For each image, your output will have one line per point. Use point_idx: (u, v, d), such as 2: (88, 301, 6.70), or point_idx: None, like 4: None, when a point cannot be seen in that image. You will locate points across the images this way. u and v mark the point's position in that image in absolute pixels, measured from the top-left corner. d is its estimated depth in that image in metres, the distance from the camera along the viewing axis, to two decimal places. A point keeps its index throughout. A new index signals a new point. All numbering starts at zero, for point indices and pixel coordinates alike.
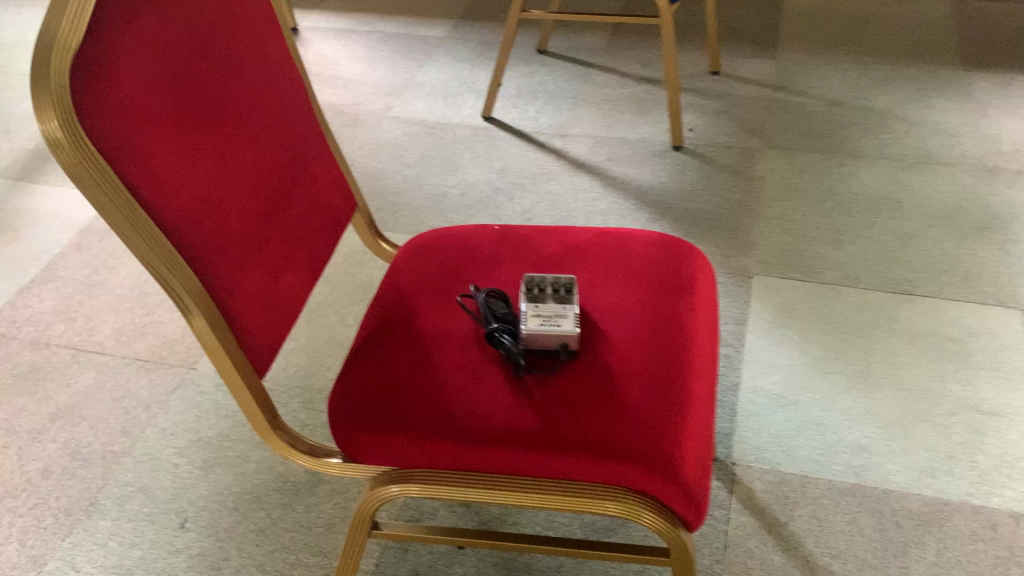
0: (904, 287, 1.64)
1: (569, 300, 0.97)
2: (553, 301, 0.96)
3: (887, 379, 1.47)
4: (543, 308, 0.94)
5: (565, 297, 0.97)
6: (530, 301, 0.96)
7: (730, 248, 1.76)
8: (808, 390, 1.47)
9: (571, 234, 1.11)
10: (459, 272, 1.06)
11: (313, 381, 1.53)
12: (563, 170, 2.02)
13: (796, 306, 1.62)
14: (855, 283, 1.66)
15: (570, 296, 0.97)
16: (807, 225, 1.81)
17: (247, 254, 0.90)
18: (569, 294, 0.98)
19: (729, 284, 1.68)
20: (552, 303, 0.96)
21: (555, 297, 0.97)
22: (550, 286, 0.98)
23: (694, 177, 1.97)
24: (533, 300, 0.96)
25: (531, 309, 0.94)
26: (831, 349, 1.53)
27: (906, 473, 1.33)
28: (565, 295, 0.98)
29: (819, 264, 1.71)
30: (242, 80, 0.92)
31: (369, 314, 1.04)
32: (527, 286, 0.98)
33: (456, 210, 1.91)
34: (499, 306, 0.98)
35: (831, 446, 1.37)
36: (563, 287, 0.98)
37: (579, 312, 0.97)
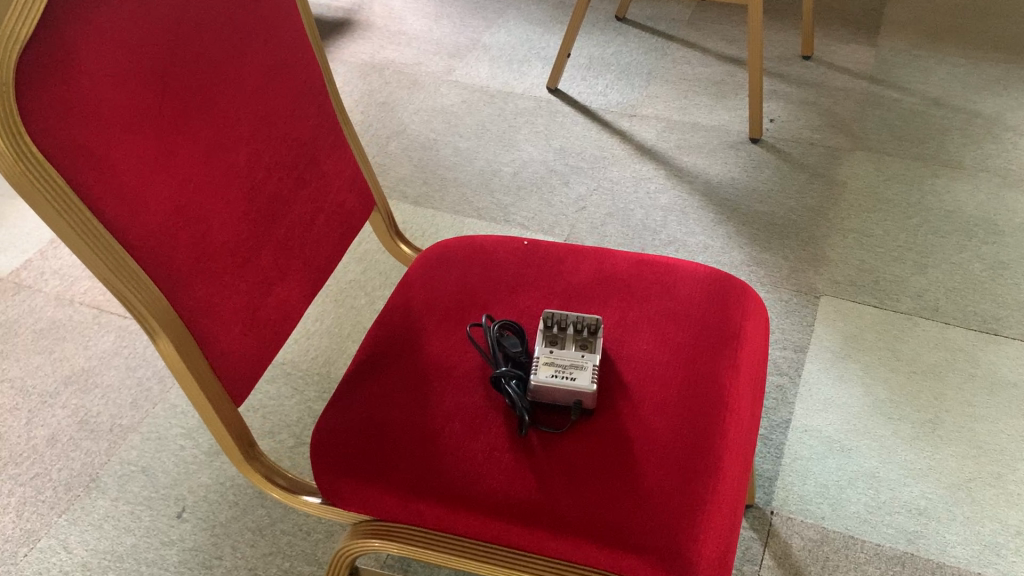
0: (991, 326, 1.47)
1: (591, 347, 0.85)
2: (571, 347, 0.85)
3: (959, 432, 1.32)
4: (558, 354, 0.83)
5: (586, 342, 0.86)
6: (547, 345, 0.85)
7: (799, 261, 1.61)
8: (866, 436, 1.32)
9: (608, 258, 0.98)
10: (477, 293, 0.95)
11: (332, 369, 1.45)
12: (626, 155, 1.87)
13: (864, 336, 1.47)
14: (935, 316, 1.50)
15: (593, 341, 0.86)
16: (888, 241, 1.64)
17: (231, 268, 0.80)
18: (592, 339, 0.86)
19: (792, 303, 1.53)
20: (571, 350, 0.84)
21: (575, 341, 0.86)
22: (571, 327, 0.87)
23: (768, 174, 1.80)
24: (550, 343, 0.85)
25: (544, 356, 0.83)
26: (897, 390, 1.39)
27: (967, 546, 1.18)
28: (587, 338, 0.86)
29: (896, 289, 1.55)
30: (242, 70, 0.81)
31: (372, 331, 0.94)
32: (546, 324, 0.87)
33: (506, 190, 1.79)
34: (512, 344, 0.86)
35: (884, 505, 1.24)
36: (586, 328, 0.87)
37: (601, 361, 0.86)
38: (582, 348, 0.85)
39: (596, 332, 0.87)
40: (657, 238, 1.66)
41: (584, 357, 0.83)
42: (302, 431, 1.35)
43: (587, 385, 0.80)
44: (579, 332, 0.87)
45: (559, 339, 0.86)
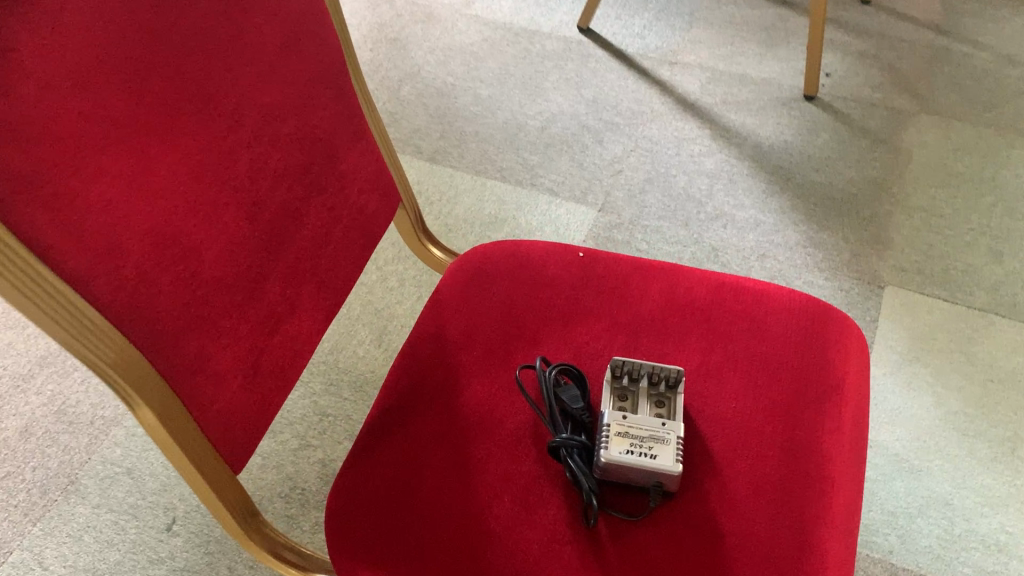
0: None
1: (672, 407, 0.70)
2: (645, 409, 0.70)
3: None
4: (632, 421, 0.67)
5: (663, 399, 0.71)
6: (615, 408, 0.70)
7: (860, 243, 1.44)
8: (937, 455, 1.19)
9: (681, 280, 0.82)
10: (526, 321, 0.79)
11: (340, 357, 1.29)
12: (666, 110, 1.68)
13: (935, 335, 1.32)
14: (1012, 314, 1.35)
15: (671, 400, 0.71)
16: (959, 222, 1.47)
17: (229, 309, 0.64)
18: (670, 395, 0.71)
19: (853, 294, 1.37)
20: (646, 414, 0.69)
21: (650, 397, 0.71)
22: (646, 379, 0.71)
23: (825, 138, 1.62)
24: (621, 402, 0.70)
25: (615, 423, 0.67)
26: (971, 402, 1.24)
27: None
28: (664, 394, 0.71)
29: (969, 280, 1.39)
30: (244, 55, 0.62)
31: (397, 365, 0.78)
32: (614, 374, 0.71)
33: (533, 147, 1.61)
34: (571, 397, 0.70)
35: (960, 538, 1.11)
36: (663, 381, 0.71)
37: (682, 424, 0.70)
38: (659, 408, 0.70)
39: (675, 386, 0.71)
40: (702, 211, 1.49)
41: (664, 425, 0.67)
42: (306, 431, 1.21)
43: (672, 464, 0.65)
44: (654, 385, 0.72)
45: (629, 396, 0.72)
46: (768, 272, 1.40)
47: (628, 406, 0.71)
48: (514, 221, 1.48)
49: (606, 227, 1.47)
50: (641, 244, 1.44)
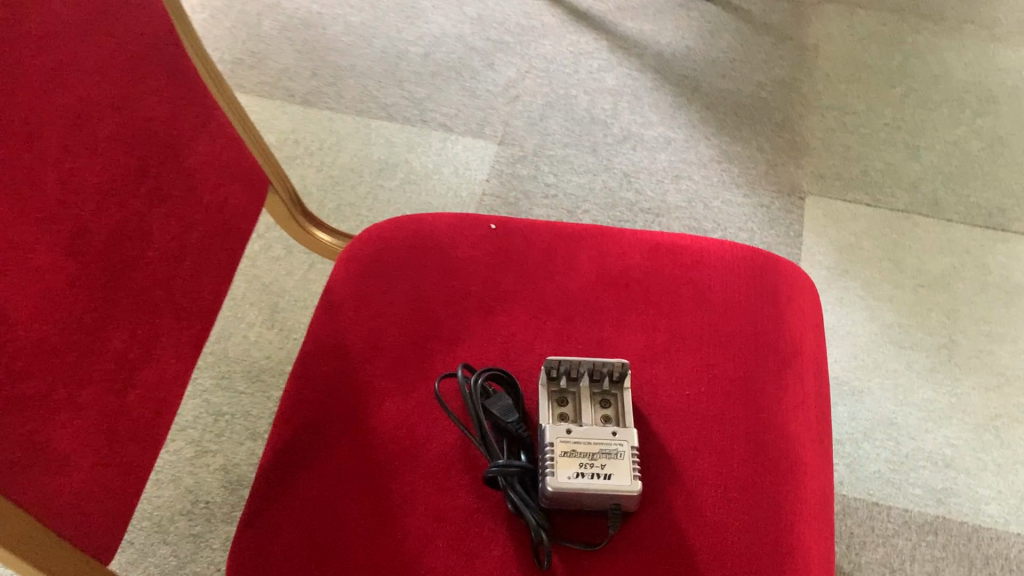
0: (997, 222, 1.29)
1: (620, 408, 0.61)
2: (590, 414, 0.61)
3: (978, 359, 1.15)
4: (579, 435, 0.58)
5: (607, 398, 0.62)
6: (555, 416, 0.61)
7: (776, 152, 1.36)
8: (876, 372, 1.14)
9: (610, 247, 0.72)
10: (440, 314, 0.68)
11: (231, 346, 1.15)
12: (558, 22, 1.55)
13: (861, 244, 1.26)
14: (935, 212, 1.30)
15: (617, 399, 0.61)
16: (873, 119, 1.41)
17: (64, 375, 0.50)
18: (616, 392, 0.62)
19: (774, 208, 1.30)
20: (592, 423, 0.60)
21: (593, 399, 0.61)
22: (587, 376, 0.61)
23: (729, 39, 1.52)
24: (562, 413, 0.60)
25: (559, 441, 0.57)
26: (905, 311, 1.20)
27: (1002, 502, 1.04)
28: (609, 392, 0.62)
29: (889, 180, 1.34)
30: (27, 44, 0.47)
31: (291, 389, 0.66)
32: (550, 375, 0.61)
33: (418, 78, 1.46)
34: (504, 408, 0.59)
35: (908, 458, 1.07)
36: (606, 377, 0.61)
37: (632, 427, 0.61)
38: (605, 411, 0.61)
39: (621, 380, 0.61)
40: (609, 133, 1.38)
41: (616, 434, 0.58)
42: (202, 436, 1.08)
43: (631, 484, 0.56)
44: (595, 382, 0.62)
45: (569, 399, 0.62)
46: (684, 195, 1.31)
47: (569, 412, 0.61)
48: (407, 165, 1.34)
49: (508, 162, 1.35)
50: (549, 177, 1.33)
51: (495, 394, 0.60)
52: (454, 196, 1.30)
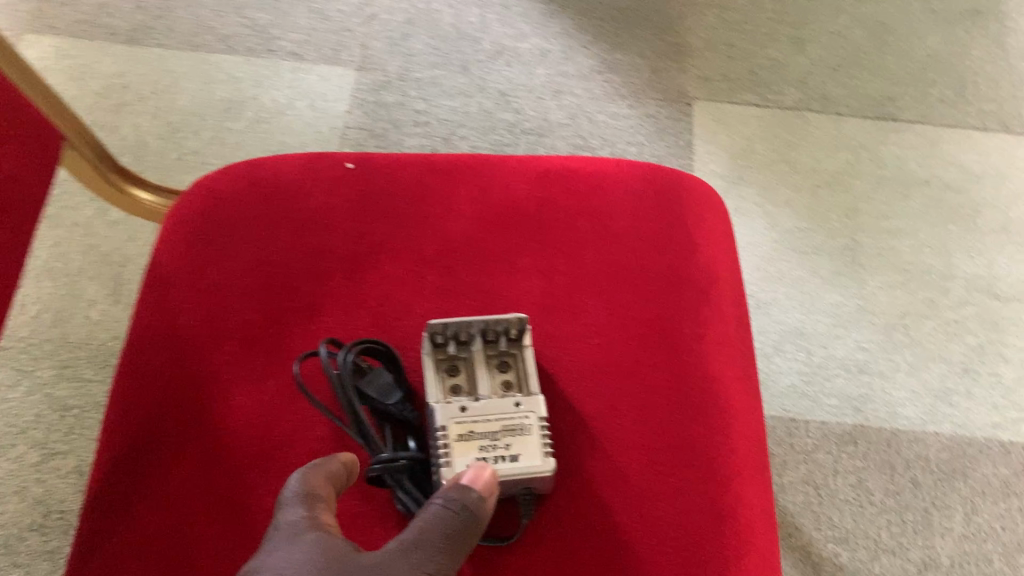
0: (887, 111, 1.24)
1: (522, 370, 0.51)
2: (488, 382, 0.51)
3: (881, 257, 1.11)
4: (476, 412, 0.48)
5: (506, 359, 0.52)
6: (446, 390, 0.51)
7: (658, 56, 1.27)
8: (782, 282, 1.09)
9: (491, 177, 0.62)
10: (295, 282, 0.57)
11: (70, 329, 1.00)
12: None
13: (754, 147, 1.20)
14: (825, 107, 1.24)
15: (518, 360, 0.52)
16: (754, 13, 1.33)
17: None
18: (515, 352, 0.52)
19: (662, 118, 1.21)
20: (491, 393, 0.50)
21: (489, 362, 0.52)
22: (479, 337, 0.52)
23: None
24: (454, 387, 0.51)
25: (453, 424, 0.48)
26: (804, 214, 1.14)
27: (917, 403, 1.01)
28: (507, 353, 0.52)
29: (777, 77, 1.27)
30: None
31: (120, 390, 0.54)
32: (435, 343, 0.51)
33: (259, 2, 1.29)
34: (385, 387, 0.50)
35: (821, 368, 1.03)
36: (503, 335, 0.52)
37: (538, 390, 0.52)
38: (504, 376, 0.52)
39: (519, 338, 0.52)
40: (479, 50, 1.26)
41: (520, 405, 0.49)
42: (48, 436, 0.94)
43: (544, 464, 0.47)
44: (490, 342, 0.52)
45: (461, 366, 0.52)
46: (567, 111, 1.21)
47: (463, 382, 0.51)
48: (256, 103, 1.20)
49: (371, 90, 1.21)
50: (418, 103, 1.20)
51: (372, 371, 0.50)
52: (312, 133, 1.17)
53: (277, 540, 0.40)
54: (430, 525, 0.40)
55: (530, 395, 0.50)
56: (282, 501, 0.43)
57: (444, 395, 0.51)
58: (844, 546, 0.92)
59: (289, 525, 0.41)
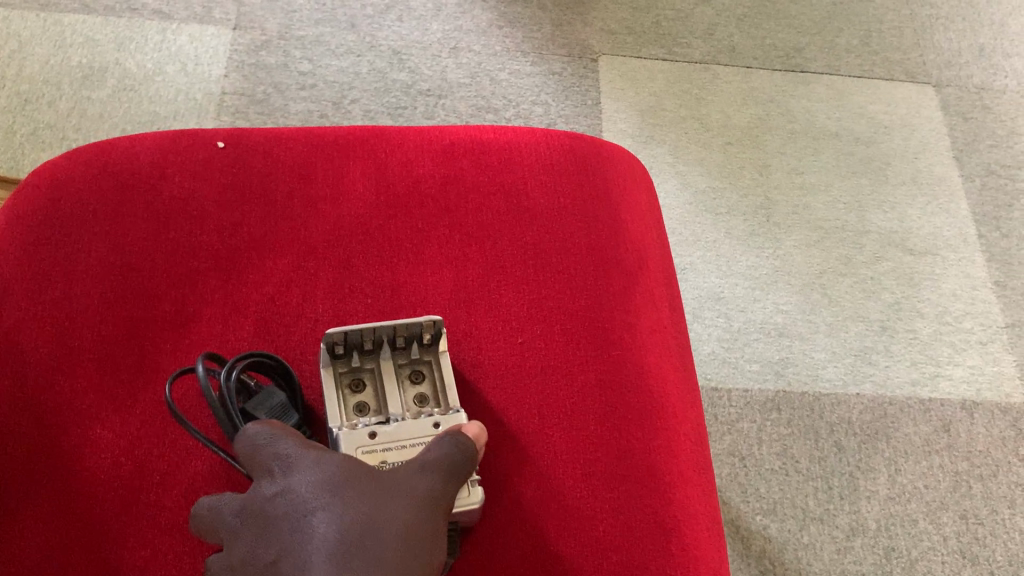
0: (796, 63, 1.21)
1: (436, 382, 0.46)
2: (398, 395, 0.45)
3: (795, 214, 1.08)
4: (389, 437, 0.43)
5: (418, 369, 0.47)
6: (351, 410, 0.45)
7: (559, 8, 1.20)
8: (697, 244, 1.05)
9: (388, 154, 0.54)
10: (163, 288, 0.49)
11: None
12: None
13: (662, 103, 1.14)
14: (733, 60, 1.20)
15: (432, 369, 0.46)
16: None
17: None
18: (427, 360, 0.46)
19: (567, 75, 1.14)
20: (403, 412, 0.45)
21: (399, 374, 0.46)
22: (386, 345, 0.46)
23: None
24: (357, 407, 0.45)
25: (365, 442, 0.42)
26: (716, 172, 1.10)
27: (838, 363, 0.99)
28: (418, 362, 0.46)
29: (683, 29, 1.21)
30: None
31: None
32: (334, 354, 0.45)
33: None
34: (275, 407, 0.43)
35: (741, 332, 0.99)
36: (415, 342, 0.46)
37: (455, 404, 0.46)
38: (418, 388, 0.46)
39: (434, 344, 0.46)
40: (368, 3, 1.16)
41: (440, 425, 0.44)
42: None
43: (476, 494, 0.42)
44: (398, 351, 0.46)
45: (366, 380, 0.46)
46: (466, 70, 1.12)
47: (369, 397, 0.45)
48: (119, 68, 1.07)
49: (249, 50, 1.10)
50: (302, 64, 1.10)
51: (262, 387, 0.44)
52: (185, 100, 1.06)
53: (289, 467, 0.39)
54: (443, 455, 0.41)
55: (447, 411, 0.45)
56: (256, 444, 0.40)
57: (349, 414, 0.45)
58: (772, 517, 0.90)
59: (290, 455, 0.39)
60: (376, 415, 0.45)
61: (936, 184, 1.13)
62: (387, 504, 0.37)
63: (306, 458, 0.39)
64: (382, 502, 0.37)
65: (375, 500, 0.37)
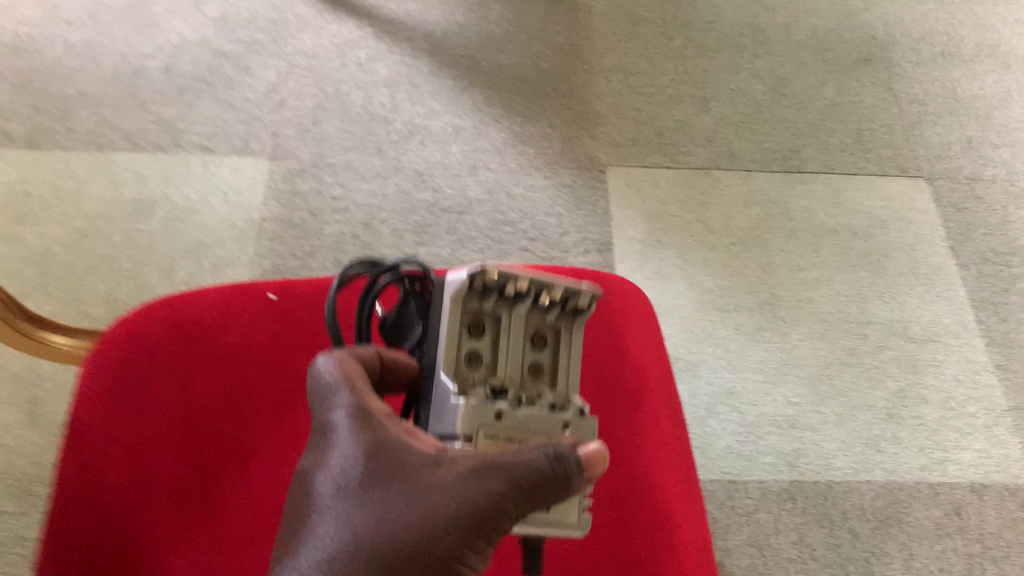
0: (793, 164, 1.29)
1: (560, 350, 0.45)
2: (519, 352, 0.44)
3: (800, 308, 1.15)
4: (512, 424, 0.40)
5: (547, 330, 0.45)
6: (464, 353, 0.44)
7: (568, 125, 1.29)
8: (708, 342, 1.11)
9: None
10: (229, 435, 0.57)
11: None
12: (314, 13, 1.38)
13: (668, 208, 1.22)
14: (733, 165, 1.28)
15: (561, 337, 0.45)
16: (657, 76, 1.37)
17: None
18: (561, 325, 0.45)
19: (577, 187, 1.23)
20: (522, 369, 0.44)
21: (529, 330, 0.45)
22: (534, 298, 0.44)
23: (500, 10, 1.42)
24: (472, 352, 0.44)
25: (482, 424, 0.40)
26: (723, 273, 1.17)
27: (848, 453, 1.04)
28: (551, 325, 0.45)
29: (685, 138, 1.30)
30: None
31: None
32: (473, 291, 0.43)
33: (163, 97, 1.27)
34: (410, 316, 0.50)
35: (754, 426, 1.05)
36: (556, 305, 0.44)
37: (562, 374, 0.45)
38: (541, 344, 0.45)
39: (575, 314, 0.45)
40: (392, 129, 1.26)
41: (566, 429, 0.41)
42: None
43: (576, 524, 0.40)
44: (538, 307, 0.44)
45: (490, 323, 0.44)
46: (484, 187, 1.21)
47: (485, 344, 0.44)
48: (167, 200, 1.17)
49: (285, 179, 1.20)
50: (334, 189, 1.19)
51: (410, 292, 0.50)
52: (226, 228, 1.15)
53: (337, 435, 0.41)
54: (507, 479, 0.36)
55: (574, 408, 0.43)
56: (329, 391, 0.43)
57: (461, 358, 0.44)
58: None
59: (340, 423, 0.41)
60: (489, 366, 0.44)
61: (934, 273, 1.19)
62: (403, 503, 0.37)
63: (353, 429, 0.40)
64: (396, 502, 0.37)
65: (386, 497, 0.37)
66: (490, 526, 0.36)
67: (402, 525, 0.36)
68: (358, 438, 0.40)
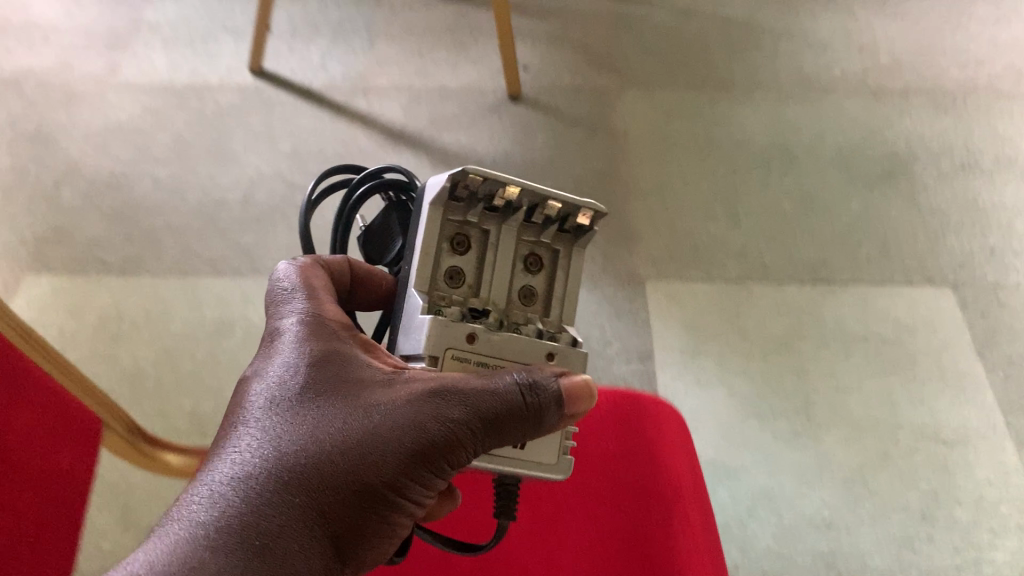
0: (822, 275, 1.37)
1: (528, 260, 0.64)
2: (501, 260, 0.62)
3: (833, 412, 1.21)
4: (489, 348, 0.57)
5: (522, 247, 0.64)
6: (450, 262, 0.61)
7: (608, 241, 1.39)
8: (747, 447, 1.18)
9: None
10: None
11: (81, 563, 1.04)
12: (376, 147, 1.52)
13: (705, 318, 1.31)
14: (766, 277, 1.36)
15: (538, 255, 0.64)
16: (691, 193, 1.47)
17: None
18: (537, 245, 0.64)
19: (619, 300, 1.32)
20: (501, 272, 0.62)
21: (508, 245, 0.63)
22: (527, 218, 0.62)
23: (544, 138, 1.54)
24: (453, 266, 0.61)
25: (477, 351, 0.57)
26: (759, 380, 1.24)
27: (884, 553, 1.10)
28: (524, 243, 0.64)
29: (719, 251, 1.39)
30: None
31: None
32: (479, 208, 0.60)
33: (242, 227, 1.41)
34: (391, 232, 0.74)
35: (792, 529, 1.11)
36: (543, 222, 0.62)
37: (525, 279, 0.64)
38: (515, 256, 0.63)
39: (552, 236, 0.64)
40: None
41: (552, 358, 0.59)
42: None
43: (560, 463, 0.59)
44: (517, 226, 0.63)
45: (468, 235, 0.62)
46: None
47: (489, 262, 0.61)
48: (246, 321, 1.30)
49: None
50: None
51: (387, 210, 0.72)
52: None
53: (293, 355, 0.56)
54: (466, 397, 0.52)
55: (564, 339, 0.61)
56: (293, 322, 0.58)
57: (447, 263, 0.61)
58: None
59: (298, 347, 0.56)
60: (463, 270, 0.61)
61: (962, 377, 1.26)
62: (351, 415, 0.52)
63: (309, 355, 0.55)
64: (345, 414, 0.52)
65: (339, 408, 0.52)
66: (434, 441, 0.51)
67: (353, 427, 0.51)
68: (314, 360, 0.55)
